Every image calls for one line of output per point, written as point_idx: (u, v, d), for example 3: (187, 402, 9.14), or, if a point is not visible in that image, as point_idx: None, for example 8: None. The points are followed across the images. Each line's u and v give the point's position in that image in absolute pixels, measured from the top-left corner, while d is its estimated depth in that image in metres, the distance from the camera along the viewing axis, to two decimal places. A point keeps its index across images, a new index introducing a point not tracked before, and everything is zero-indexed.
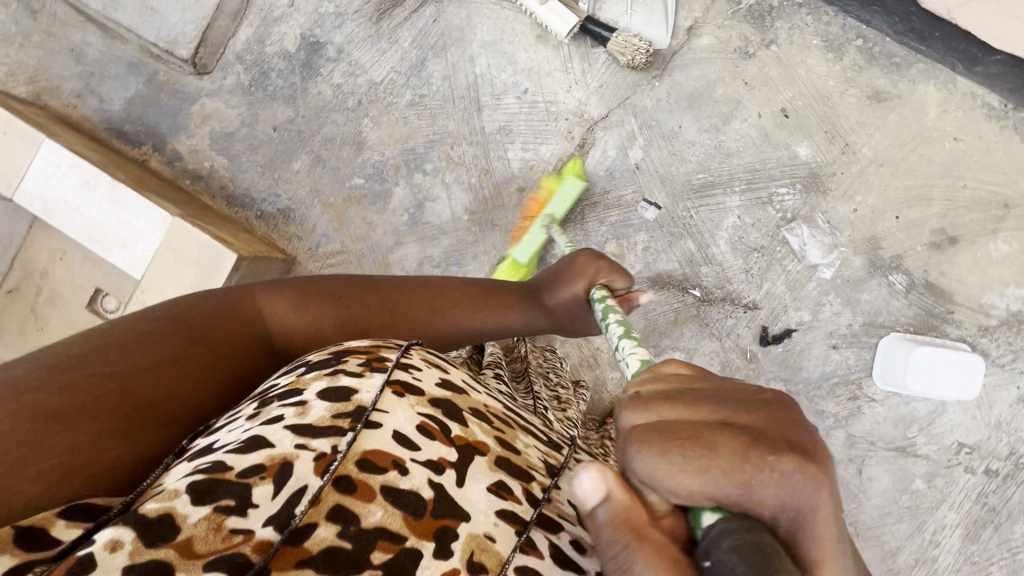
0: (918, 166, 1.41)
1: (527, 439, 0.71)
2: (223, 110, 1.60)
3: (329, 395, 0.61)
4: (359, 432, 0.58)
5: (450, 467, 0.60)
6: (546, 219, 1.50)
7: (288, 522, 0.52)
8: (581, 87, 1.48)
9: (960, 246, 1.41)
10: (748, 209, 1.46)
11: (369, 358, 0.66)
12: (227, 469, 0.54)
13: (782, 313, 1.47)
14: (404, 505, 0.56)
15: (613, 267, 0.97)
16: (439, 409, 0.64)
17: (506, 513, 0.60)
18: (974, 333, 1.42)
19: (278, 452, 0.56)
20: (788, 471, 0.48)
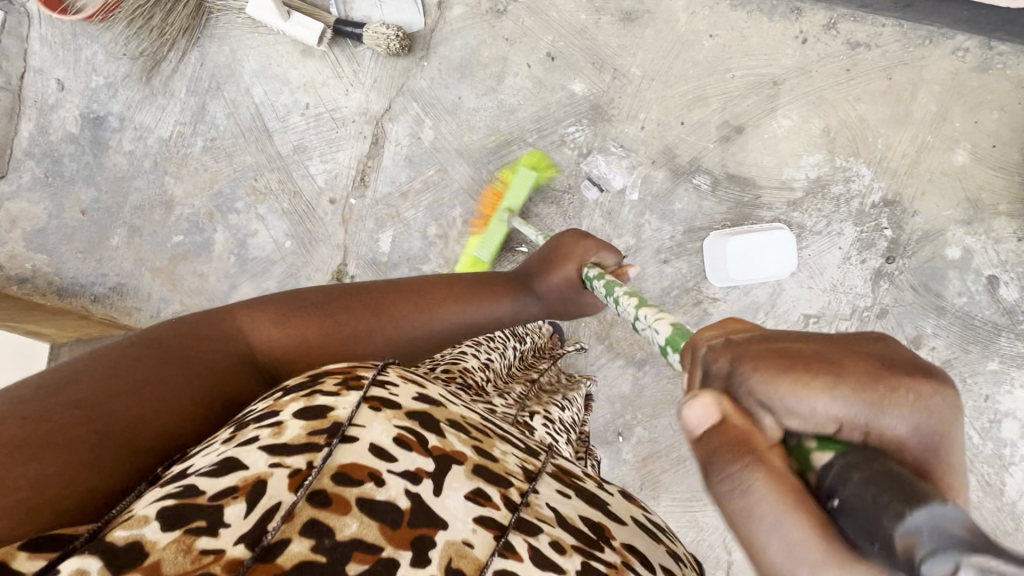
0: (685, 71, 1.45)
1: (507, 445, 0.54)
2: (29, 209, 1.60)
3: (306, 410, 0.45)
4: (338, 443, 0.43)
5: (429, 476, 0.45)
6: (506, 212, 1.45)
7: (260, 537, 0.37)
8: (357, 87, 1.51)
9: (747, 132, 1.45)
10: (545, 156, 1.49)
11: (347, 375, 0.50)
12: (200, 493, 0.39)
13: (609, 245, 1.50)
14: (379, 513, 0.41)
15: (599, 244, 0.91)
16: (414, 418, 0.48)
17: (484, 519, 0.44)
18: (785, 210, 1.46)
19: (251, 471, 0.41)
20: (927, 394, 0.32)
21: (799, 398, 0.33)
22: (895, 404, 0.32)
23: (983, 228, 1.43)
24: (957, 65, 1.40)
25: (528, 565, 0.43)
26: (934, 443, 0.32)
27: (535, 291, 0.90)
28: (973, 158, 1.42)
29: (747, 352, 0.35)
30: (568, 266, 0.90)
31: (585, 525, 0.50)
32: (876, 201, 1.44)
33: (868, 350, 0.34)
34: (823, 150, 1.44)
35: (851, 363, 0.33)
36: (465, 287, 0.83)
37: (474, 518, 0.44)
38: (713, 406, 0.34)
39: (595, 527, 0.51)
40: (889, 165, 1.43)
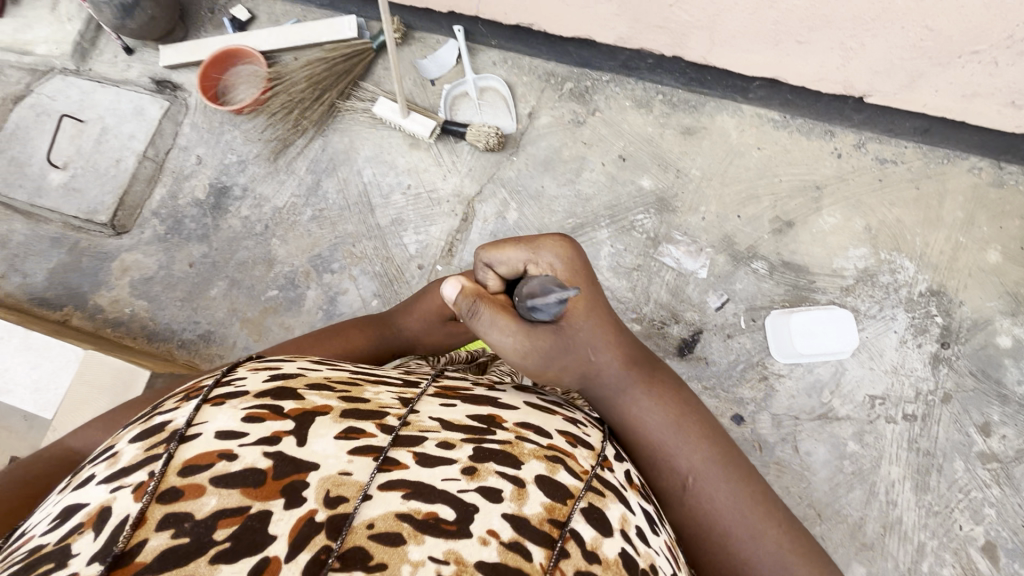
0: (739, 174, 1.69)
1: (380, 387, 0.71)
2: (142, 260, 1.76)
3: (139, 436, 0.59)
4: (175, 447, 0.56)
5: (286, 434, 0.58)
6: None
7: (111, 550, 0.49)
8: (454, 174, 1.75)
9: (797, 227, 1.64)
10: (617, 238, 1.67)
11: (188, 393, 0.64)
12: (45, 544, 0.51)
13: (676, 318, 1.60)
14: (241, 480, 0.54)
15: None
16: (262, 397, 0.61)
17: (354, 449, 0.60)
18: (839, 295, 1.59)
19: (94, 506, 0.53)
20: (552, 250, 0.90)
21: (506, 259, 0.88)
22: (545, 254, 0.89)
23: None
24: (975, 180, 1.62)
25: (414, 468, 0.60)
26: (561, 267, 0.90)
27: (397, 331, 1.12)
28: (1005, 257, 1.58)
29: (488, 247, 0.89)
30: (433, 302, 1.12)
31: (471, 421, 0.68)
32: (922, 291, 1.57)
33: (533, 242, 0.90)
34: (866, 244, 1.61)
35: (522, 241, 0.89)
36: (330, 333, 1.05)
37: (346, 451, 0.59)
38: (454, 283, 0.85)
39: (483, 420, 0.69)
40: (930, 260, 1.59)
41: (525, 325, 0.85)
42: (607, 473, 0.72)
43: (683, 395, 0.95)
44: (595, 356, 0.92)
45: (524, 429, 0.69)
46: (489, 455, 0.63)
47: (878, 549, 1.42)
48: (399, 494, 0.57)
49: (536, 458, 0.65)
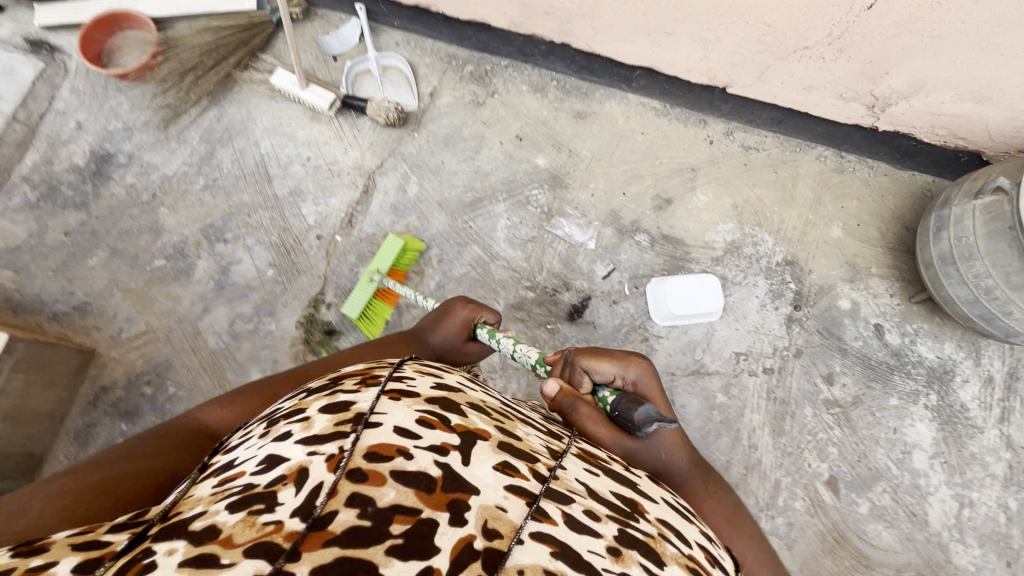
0: (625, 155, 1.84)
1: (530, 432, 0.69)
2: (8, 227, 1.63)
3: (333, 410, 0.60)
4: (362, 430, 0.56)
5: (454, 450, 0.56)
6: (373, 273, 1.54)
7: (311, 511, 0.48)
8: (355, 147, 1.77)
9: (675, 203, 1.80)
10: (513, 211, 1.76)
11: (365, 377, 0.67)
12: (257, 484, 0.52)
13: (567, 286, 1.70)
14: (414, 482, 0.52)
15: (479, 306, 1.14)
16: (433, 405, 0.62)
17: (515, 488, 0.56)
18: (710, 264, 1.76)
19: (295, 462, 0.53)
20: (639, 368, 0.94)
21: (602, 369, 0.94)
22: (636, 369, 0.94)
23: (863, 285, 1.77)
24: (822, 166, 1.86)
25: (562, 528, 0.54)
26: (648, 385, 0.94)
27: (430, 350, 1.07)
28: (846, 232, 1.81)
29: (587, 357, 0.95)
30: (455, 322, 1.10)
31: (613, 498, 0.64)
32: (779, 261, 1.78)
33: (627, 359, 0.94)
34: (734, 220, 1.80)
35: (613, 353, 0.95)
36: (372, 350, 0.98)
37: (503, 485, 0.56)
38: (553, 386, 0.91)
39: (624, 503, 0.64)
40: (785, 234, 1.80)
41: (618, 435, 0.85)
42: None
43: (741, 510, 0.92)
44: (668, 460, 0.89)
45: (665, 531, 0.64)
46: (632, 541, 0.58)
47: (741, 488, 1.58)
48: (548, 549, 0.52)
49: (676, 563, 0.60)
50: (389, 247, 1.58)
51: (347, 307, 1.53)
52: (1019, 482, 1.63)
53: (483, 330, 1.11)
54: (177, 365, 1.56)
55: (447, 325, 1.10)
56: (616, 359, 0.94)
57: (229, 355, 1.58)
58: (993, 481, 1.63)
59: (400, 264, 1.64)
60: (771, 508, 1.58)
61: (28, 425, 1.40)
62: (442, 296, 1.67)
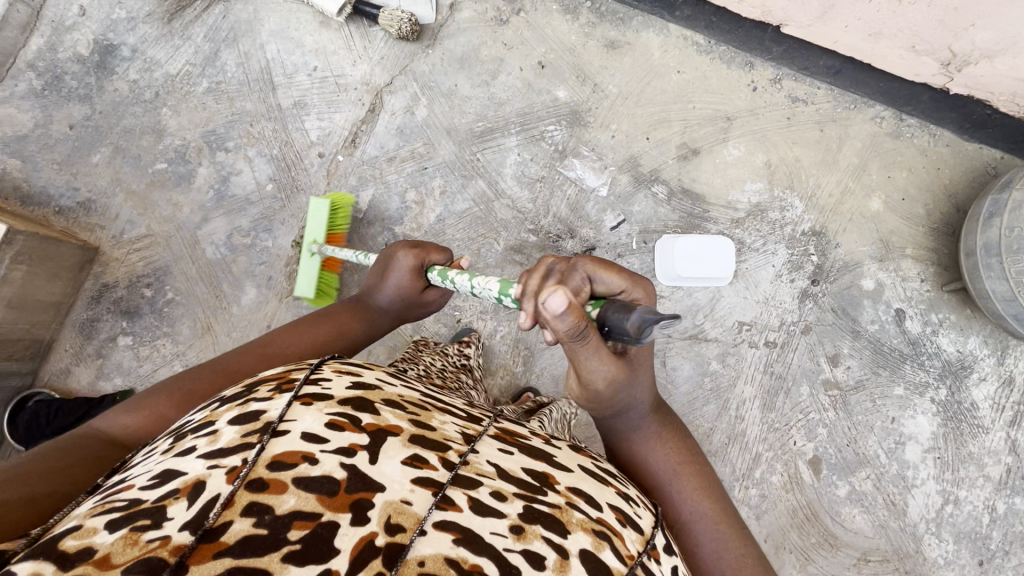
0: (654, 96, 1.67)
1: (447, 419, 0.67)
2: (16, 115, 1.62)
3: (239, 419, 0.58)
4: (267, 439, 0.54)
5: (361, 450, 0.56)
6: (311, 244, 1.43)
7: (202, 524, 0.47)
8: (365, 60, 1.66)
9: (702, 155, 1.66)
10: (524, 147, 1.65)
11: (281, 381, 0.64)
12: (143, 500, 0.50)
13: (571, 233, 1.62)
14: (315, 487, 0.52)
15: (424, 250, 1.07)
16: (345, 405, 0.60)
17: (420, 479, 0.56)
18: (729, 226, 1.64)
19: (191, 476, 0.52)
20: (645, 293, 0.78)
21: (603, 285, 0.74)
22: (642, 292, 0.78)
23: (893, 267, 1.63)
24: (875, 128, 1.66)
25: (467, 513, 0.54)
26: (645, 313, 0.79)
27: (377, 310, 1.06)
28: (886, 206, 1.65)
29: (595, 264, 0.75)
30: (400, 272, 1.06)
31: (526, 475, 0.61)
32: (805, 230, 1.64)
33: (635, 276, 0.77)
34: (764, 180, 1.66)
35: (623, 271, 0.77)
36: (306, 321, 0.97)
37: (411, 479, 0.55)
38: (563, 296, 0.63)
39: (537, 478, 0.61)
40: (818, 201, 1.65)
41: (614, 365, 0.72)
42: (654, 564, 0.60)
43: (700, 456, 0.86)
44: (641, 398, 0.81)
45: (576, 497, 0.61)
46: (538, 517, 0.56)
47: (720, 456, 1.58)
48: (450, 537, 0.51)
49: (583, 529, 0.57)
50: (316, 211, 1.44)
51: (300, 289, 1.44)
52: (1014, 487, 1.57)
53: (433, 270, 1.06)
54: (176, 272, 1.58)
55: (392, 276, 1.07)
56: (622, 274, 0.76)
57: (225, 267, 1.59)
58: (985, 482, 1.58)
59: (335, 225, 1.51)
60: (746, 479, 1.57)
61: (35, 315, 1.46)
62: (441, 230, 1.62)
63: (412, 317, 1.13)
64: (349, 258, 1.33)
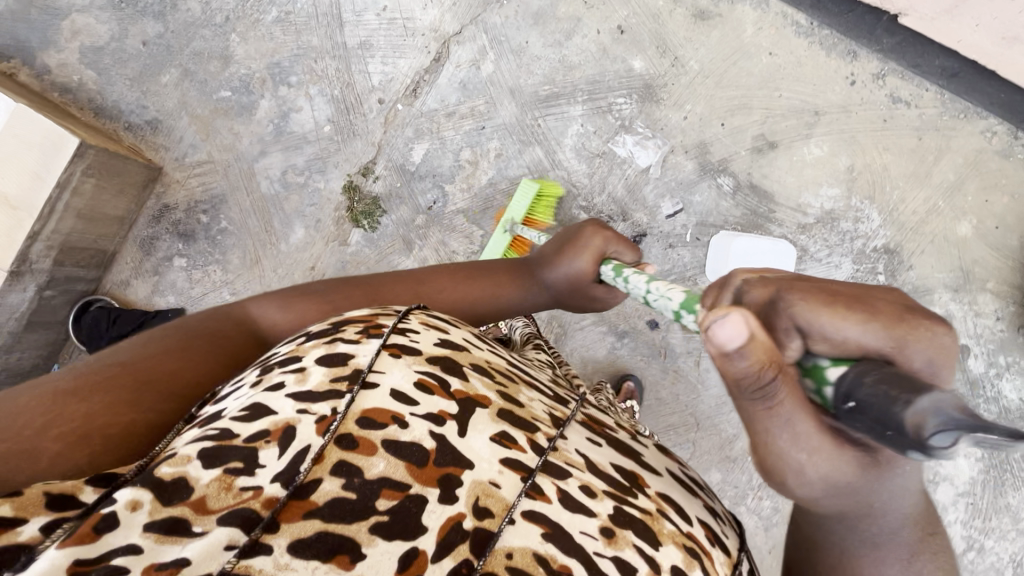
0: (738, 78, 1.54)
1: (534, 394, 0.70)
2: (94, 26, 1.63)
3: (326, 362, 0.60)
4: (357, 392, 0.57)
5: (450, 420, 0.59)
6: (507, 221, 1.48)
7: (294, 478, 0.52)
8: (436, 5, 1.58)
9: (778, 150, 1.54)
10: (589, 118, 1.57)
11: (367, 326, 0.65)
12: (234, 436, 0.53)
13: (624, 216, 1.56)
14: (404, 454, 0.55)
15: (614, 238, 1.02)
16: (435, 365, 0.63)
17: (509, 461, 0.59)
18: (794, 231, 1.54)
19: (281, 418, 0.55)
20: (935, 333, 0.49)
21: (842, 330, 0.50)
22: (918, 340, 0.49)
23: (968, 299, 1.50)
24: (982, 144, 1.50)
25: (555, 505, 0.58)
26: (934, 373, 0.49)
27: (541, 286, 1.04)
28: (976, 233, 1.50)
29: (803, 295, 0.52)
30: (582, 258, 1.01)
31: (614, 472, 0.65)
32: (877, 246, 1.52)
33: (919, 321, 0.49)
34: (842, 186, 1.53)
35: (876, 306, 0.51)
36: (465, 277, 0.99)
37: (500, 459, 0.59)
38: (741, 327, 0.47)
39: (628, 476, 0.66)
40: (898, 217, 1.52)
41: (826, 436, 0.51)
42: None
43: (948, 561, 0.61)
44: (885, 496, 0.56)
45: (667, 505, 0.66)
46: (628, 520, 0.60)
47: (739, 464, 1.55)
48: (540, 531, 0.56)
49: (674, 543, 0.61)
50: (525, 191, 1.49)
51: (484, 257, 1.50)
52: None
53: (609, 263, 1.00)
54: (231, 202, 1.63)
55: (571, 260, 1.02)
56: (866, 310, 0.50)
57: (278, 204, 1.62)
58: (1016, 536, 1.50)
59: (540, 212, 1.52)
60: (762, 490, 1.54)
61: (101, 226, 1.54)
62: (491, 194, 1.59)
63: (573, 305, 1.09)
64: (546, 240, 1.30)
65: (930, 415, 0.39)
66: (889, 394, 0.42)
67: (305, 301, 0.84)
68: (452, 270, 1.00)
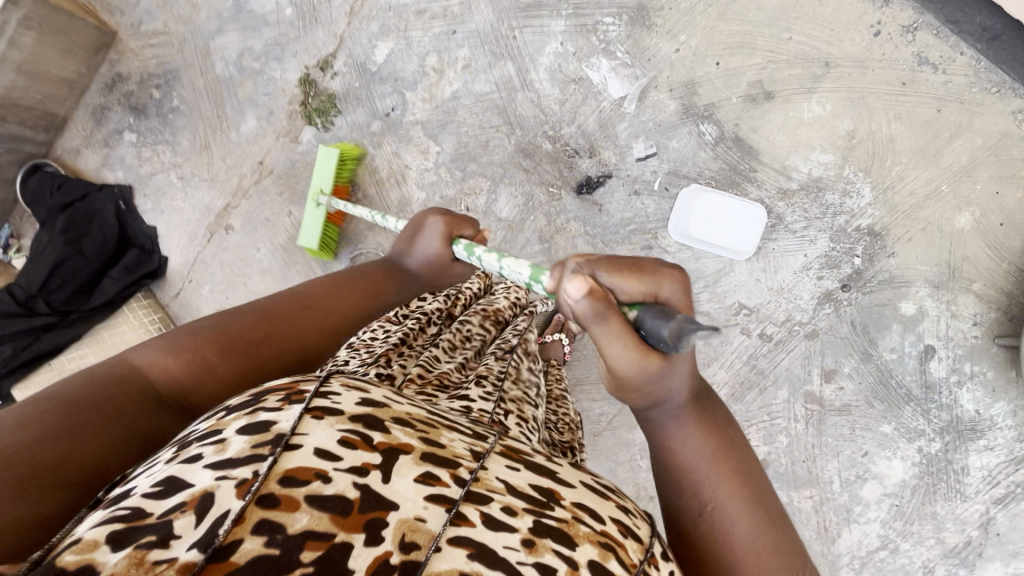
0: (746, 11, 1.37)
1: (459, 432, 0.47)
2: None
3: (248, 427, 0.39)
4: (280, 450, 0.37)
5: (374, 469, 0.39)
6: (317, 195, 1.40)
7: (210, 540, 0.33)
8: None
9: (774, 102, 1.38)
10: (570, 37, 1.41)
11: (290, 379, 0.43)
12: (145, 514, 0.34)
13: (590, 152, 1.43)
14: (326, 506, 0.36)
15: (455, 219, 0.85)
16: (358, 414, 0.41)
17: (436, 496, 0.40)
18: (772, 196, 1.40)
19: (198, 488, 0.36)
20: (672, 275, 0.54)
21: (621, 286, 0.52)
22: (675, 283, 0.54)
23: (948, 297, 1.37)
24: (1008, 127, 1.31)
25: (481, 531, 0.40)
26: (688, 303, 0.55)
27: (409, 277, 0.84)
28: (975, 227, 1.35)
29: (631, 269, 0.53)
30: (430, 238, 0.83)
31: (535, 487, 0.45)
32: (861, 226, 1.38)
33: (657, 266, 0.54)
34: (837, 153, 1.37)
35: (642, 266, 0.53)
36: (343, 282, 0.75)
37: (424, 495, 0.40)
38: (586, 283, 0.49)
39: (547, 489, 0.45)
40: (892, 197, 1.37)
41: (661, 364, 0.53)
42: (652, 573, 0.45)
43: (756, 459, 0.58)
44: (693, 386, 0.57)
45: (583, 509, 0.45)
46: (548, 533, 0.41)
47: None
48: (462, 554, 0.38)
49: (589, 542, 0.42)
50: (324, 161, 1.39)
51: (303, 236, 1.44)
52: (964, 558, 1.44)
53: (459, 241, 0.84)
54: (184, 80, 1.54)
55: (422, 242, 0.84)
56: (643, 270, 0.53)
57: (232, 89, 1.53)
58: (934, 545, 1.45)
59: (343, 175, 1.44)
60: None
61: (46, 87, 1.48)
62: (453, 109, 1.48)
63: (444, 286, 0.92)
64: (363, 216, 1.15)
65: (683, 330, 0.47)
66: (665, 322, 0.49)
67: (183, 334, 0.59)
68: (330, 278, 0.75)
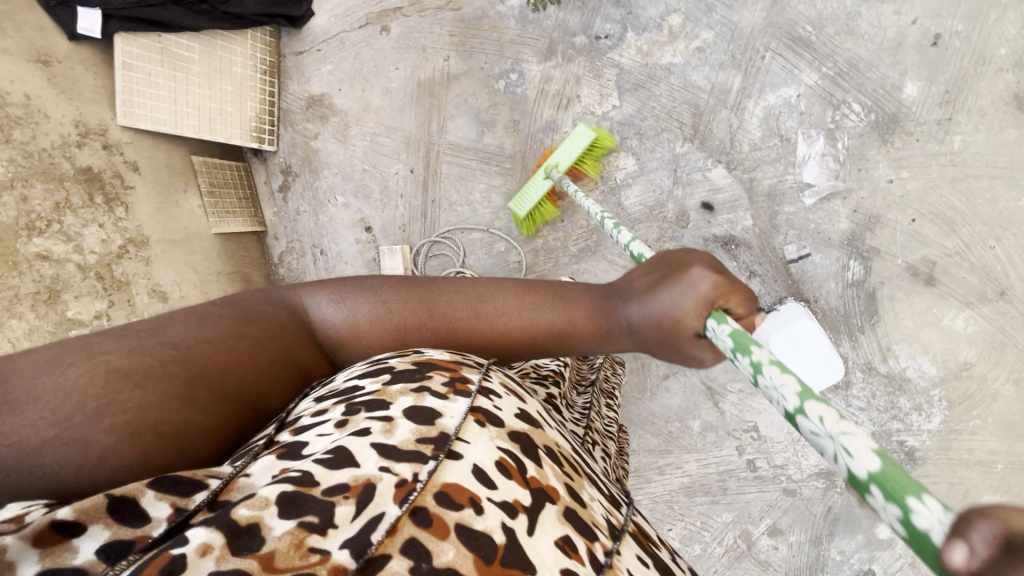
0: (978, 194, 1.26)
1: (596, 492, 0.50)
2: None
3: (414, 414, 0.44)
4: (440, 458, 0.41)
5: (522, 512, 0.41)
6: (549, 167, 1.33)
7: (365, 547, 0.35)
8: None
9: (929, 289, 1.30)
10: (811, 95, 1.30)
11: (454, 378, 0.48)
12: (313, 484, 0.37)
13: (741, 209, 1.36)
14: (474, 544, 0.38)
15: (730, 288, 0.56)
16: (515, 443, 0.45)
17: (570, 571, 0.40)
18: (857, 364, 1.35)
19: (362, 472, 0.39)
20: None
21: None
22: None
23: None
24: None
25: None
26: None
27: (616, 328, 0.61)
28: None
29: None
30: (687, 302, 0.57)
31: None
32: (904, 442, 1.35)
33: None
34: (941, 372, 1.32)
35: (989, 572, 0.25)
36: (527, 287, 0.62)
37: (561, 567, 0.40)
38: None
39: None
40: (952, 439, 1.33)
41: None
42: None
43: None
44: None
45: None
46: None
47: None
48: None
49: None
50: (577, 139, 1.33)
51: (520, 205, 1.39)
52: None
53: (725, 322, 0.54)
54: None
55: (652, 299, 0.59)
56: None
57: None
58: None
59: (586, 160, 1.38)
60: None
61: None
62: (657, 77, 1.36)
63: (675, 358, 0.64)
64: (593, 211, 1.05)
65: None
66: None
67: (360, 296, 0.59)
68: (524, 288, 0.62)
